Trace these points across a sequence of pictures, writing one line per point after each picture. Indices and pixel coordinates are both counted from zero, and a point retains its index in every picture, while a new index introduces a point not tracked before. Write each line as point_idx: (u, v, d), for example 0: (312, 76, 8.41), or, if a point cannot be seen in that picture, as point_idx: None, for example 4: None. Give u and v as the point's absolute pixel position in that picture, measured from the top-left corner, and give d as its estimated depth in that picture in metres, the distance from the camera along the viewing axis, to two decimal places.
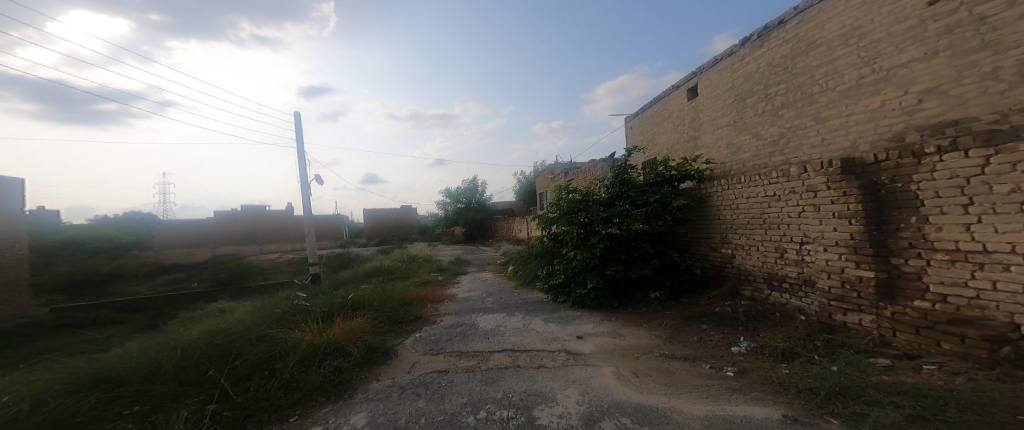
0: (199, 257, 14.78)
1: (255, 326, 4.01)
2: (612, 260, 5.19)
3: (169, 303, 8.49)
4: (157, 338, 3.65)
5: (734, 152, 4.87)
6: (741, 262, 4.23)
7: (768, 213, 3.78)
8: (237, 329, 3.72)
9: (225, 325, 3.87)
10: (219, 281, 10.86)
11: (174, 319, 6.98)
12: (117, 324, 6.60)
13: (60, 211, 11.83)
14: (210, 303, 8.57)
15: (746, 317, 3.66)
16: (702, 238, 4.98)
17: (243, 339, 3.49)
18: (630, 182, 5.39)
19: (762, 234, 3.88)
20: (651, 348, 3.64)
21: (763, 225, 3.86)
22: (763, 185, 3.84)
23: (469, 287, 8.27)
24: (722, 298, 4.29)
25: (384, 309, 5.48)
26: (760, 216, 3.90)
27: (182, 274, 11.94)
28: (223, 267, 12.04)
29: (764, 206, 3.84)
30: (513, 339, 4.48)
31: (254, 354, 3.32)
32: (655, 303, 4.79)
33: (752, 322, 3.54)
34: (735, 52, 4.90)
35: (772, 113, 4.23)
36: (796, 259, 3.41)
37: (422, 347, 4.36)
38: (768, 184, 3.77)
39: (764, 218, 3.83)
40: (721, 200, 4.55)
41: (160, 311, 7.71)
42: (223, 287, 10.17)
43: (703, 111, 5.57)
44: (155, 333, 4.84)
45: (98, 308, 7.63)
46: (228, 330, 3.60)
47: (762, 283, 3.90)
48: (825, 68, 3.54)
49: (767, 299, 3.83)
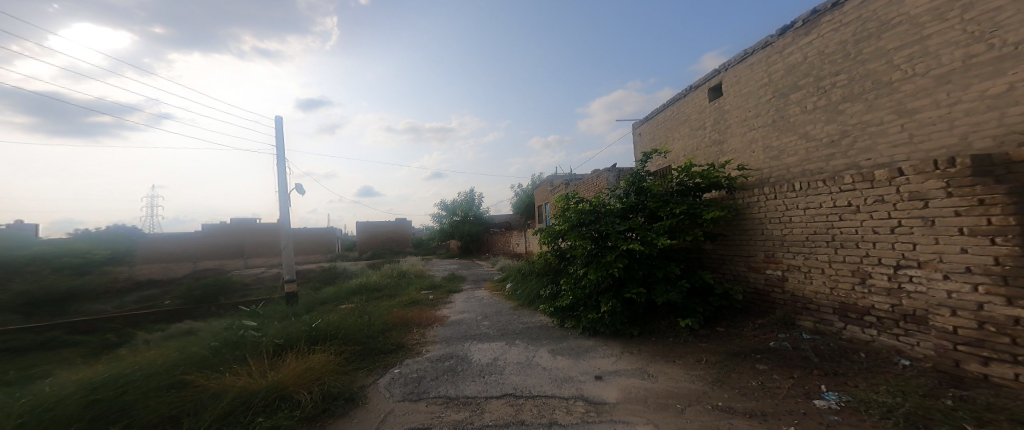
0: (179, 270, 13.79)
1: (166, 369, 3.27)
2: (632, 281, 4.36)
3: (128, 325, 7.60)
4: (44, 388, 2.77)
5: (773, 156, 4.19)
6: (796, 286, 3.50)
7: (839, 228, 3.07)
8: (135, 375, 3.07)
9: (128, 377, 2.99)
10: (193, 299, 9.98)
11: (128, 343, 6.12)
12: (54, 350, 5.81)
13: (37, 225, 11.25)
14: (171, 325, 7.63)
15: (820, 358, 2.83)
16: (737, 256, 4.26)
17: (140, 389, 2.89)
18: (648, 190, 4.67)
19: (829, 254, 3.15)
20: (696, 397, 2.77)
21: (832, 243, 3.13)
22: (830, 193, 3.14)
23: (462, 308, 7.37)
24: (773, 329, 3.53)
25: (359, 338, 4.62)
26: (827, 232, 3.17)
27: (157, 291, 10.99)
28: (199, 282, 11.07)
29: (832, 219, 3.12)
30: (515, 379, 3.62)
31: (152, 412, 2.69)
32: (686, 334, 3.96)
33: (830, 365, 2.70)
34: (771, 43, 4.30)
35: (827, 109, 3.57)
36: (889, 287, 2.67)
37: (398, 390, 3.48)
38: (840, 191, 3.06)
39: (832, 234, 3.12)
40: (765, 211, 3.85)
41: (119, 333, 6.86)
42: (196, 306, 9.25)
43: (731, 111, 4.94)
44: (77, 368, 3.98)
45: (49, 329, 6.72)
46: (118, 380, 2.94)
47: (831, 314, 3.14)
48: (909, 50, 2.89)
49: (839, 334, 3.07)
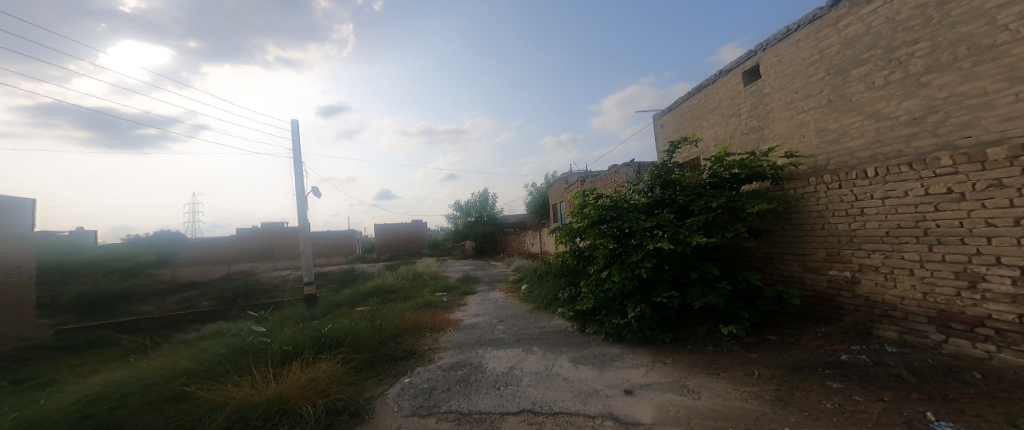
0: (213, 273, 14.38)
1: (167, 379, 3.09)
2: (663, 283, 3.91)
3: (169, 324, 7.95)
4: (47, 401, 2.66)
5: (830, 140, 3.65)
6: (872, 290, 3.00)
7: (934, 221, 2.57)
8: (134, 387, 2.90)
9: (126, 388, 2.83)
10: (223, 301, 10.26)
11: (166, 343, 6.33)
12: (93, 351, 6.03)
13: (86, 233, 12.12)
14: (202, 325, 7.84)
15: (917, 377, 2.34)
16: (790, 255, 3.76)
17: (136, 403, 2.70)
18: (677, 183, 4.21)
19: (920, 252, 2.65)
20: (753, 419, 2.32)
21: (923, 239, 2.63)
22: (920, 180, 2.64)
23: (476, 311, 7.04)
24: (844, 340, 3.03)
25: (369, 344, 4.37)
26: (916, 226, 2.67)
27: (193, 292, 11.42)
28: (230, 284, 11.41)
29: (924, 211, 2.62)
30: (534, 392, 3.25)
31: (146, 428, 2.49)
32: (729, 342, 3.49)
33: (934, 386, 2.22)
34: (820, 16, 3.79)
35: (903, 83, 3.03)
36: (1014, 292, 2.19)
37: (406, 403, 3.18)
38: (934, 176, 2.55)
39: (924, 229, 2.62)
40: (826, 204, 3.34)
41: (159, 333, 7.15)
42: (224, 307, 9.49)
43: (772, 94, 4.42)
44: (97, 373, 3.97)
45: (99, 330, 7.13)
46: (114, 392, 2.77)
47: (925, 324, 2.65)
48: (1019, 6, 2.36)
49: (939, 348, 2.58)
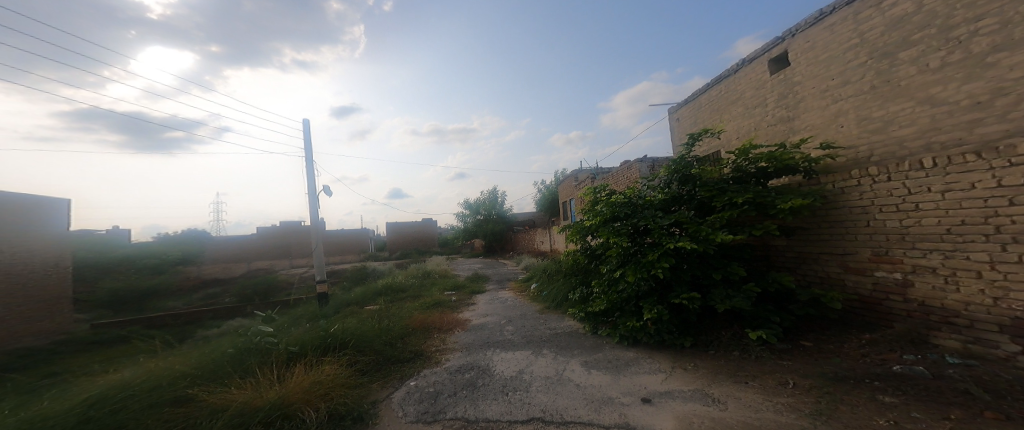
0: (239, 269, 14.76)
1: (171, 382, 3.01)
2: (682, 283, 3.65)
3: (196, 319, 8.14)
4: (51, 403, 2.61)
5: (873, 130, 3.33)
6: (930, 294, 2.71)
7: (1006, 216, 2.27)
8: (137, 389, 2.82)
9: (130, 391, 2.75)
10: (247, 296, 10.46)
11: (194, 337, 6.47)
12: (119, 345, 6.18)
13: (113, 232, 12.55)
14: (228, 320, 8.03)
15: (990, 393, 2.06)
16: (829, 255, 3.47)
17: (137, 406, 2.62)
18: (699, 178, 3.94)
19: (991, 252, 2.35)
20: None
21: (994, 237, 2.33)
22: (990, 170, 2.33)
23: (485, 311, 6.88)
24: (895, 349, 2.75)
25: (376, 345, 4.25)
26: (985, 222, 2.37)
27: (218, 288, 11.68)
28: (254, 280, 11.68)
29: (995, 205, 2.32)
30: (543, 399, 3.05)
31: None
32: (757, 348, 3.23)
33: (1011, 404, 1.93)
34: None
35: (965, 65, 2.70)
36: None
37: (411, 408, 3.02)
38: (1008, 166, 2.24)
39: (996, 226, 2.32)
40: (873, 199, 3.04)
41: (188, 328, 7.35)
42: (248, 302, 9.70)
43: (804, 82, 4.10)
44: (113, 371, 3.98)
45: (130, 325, 7.36)
46: (117, 394, 2.70)
47: (996, 334, 2.35)
48: None
49: (1012, 361, 2.28)
